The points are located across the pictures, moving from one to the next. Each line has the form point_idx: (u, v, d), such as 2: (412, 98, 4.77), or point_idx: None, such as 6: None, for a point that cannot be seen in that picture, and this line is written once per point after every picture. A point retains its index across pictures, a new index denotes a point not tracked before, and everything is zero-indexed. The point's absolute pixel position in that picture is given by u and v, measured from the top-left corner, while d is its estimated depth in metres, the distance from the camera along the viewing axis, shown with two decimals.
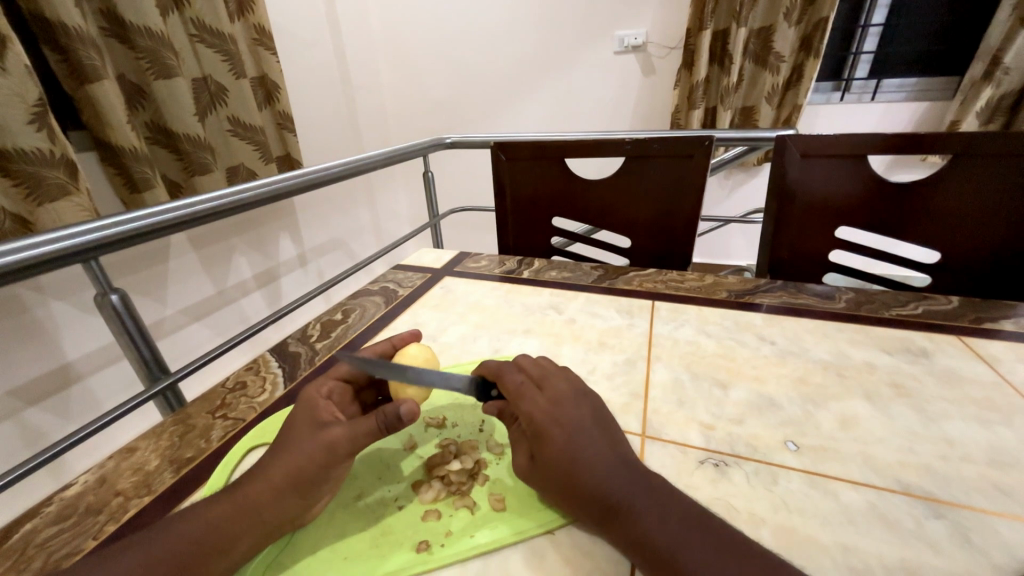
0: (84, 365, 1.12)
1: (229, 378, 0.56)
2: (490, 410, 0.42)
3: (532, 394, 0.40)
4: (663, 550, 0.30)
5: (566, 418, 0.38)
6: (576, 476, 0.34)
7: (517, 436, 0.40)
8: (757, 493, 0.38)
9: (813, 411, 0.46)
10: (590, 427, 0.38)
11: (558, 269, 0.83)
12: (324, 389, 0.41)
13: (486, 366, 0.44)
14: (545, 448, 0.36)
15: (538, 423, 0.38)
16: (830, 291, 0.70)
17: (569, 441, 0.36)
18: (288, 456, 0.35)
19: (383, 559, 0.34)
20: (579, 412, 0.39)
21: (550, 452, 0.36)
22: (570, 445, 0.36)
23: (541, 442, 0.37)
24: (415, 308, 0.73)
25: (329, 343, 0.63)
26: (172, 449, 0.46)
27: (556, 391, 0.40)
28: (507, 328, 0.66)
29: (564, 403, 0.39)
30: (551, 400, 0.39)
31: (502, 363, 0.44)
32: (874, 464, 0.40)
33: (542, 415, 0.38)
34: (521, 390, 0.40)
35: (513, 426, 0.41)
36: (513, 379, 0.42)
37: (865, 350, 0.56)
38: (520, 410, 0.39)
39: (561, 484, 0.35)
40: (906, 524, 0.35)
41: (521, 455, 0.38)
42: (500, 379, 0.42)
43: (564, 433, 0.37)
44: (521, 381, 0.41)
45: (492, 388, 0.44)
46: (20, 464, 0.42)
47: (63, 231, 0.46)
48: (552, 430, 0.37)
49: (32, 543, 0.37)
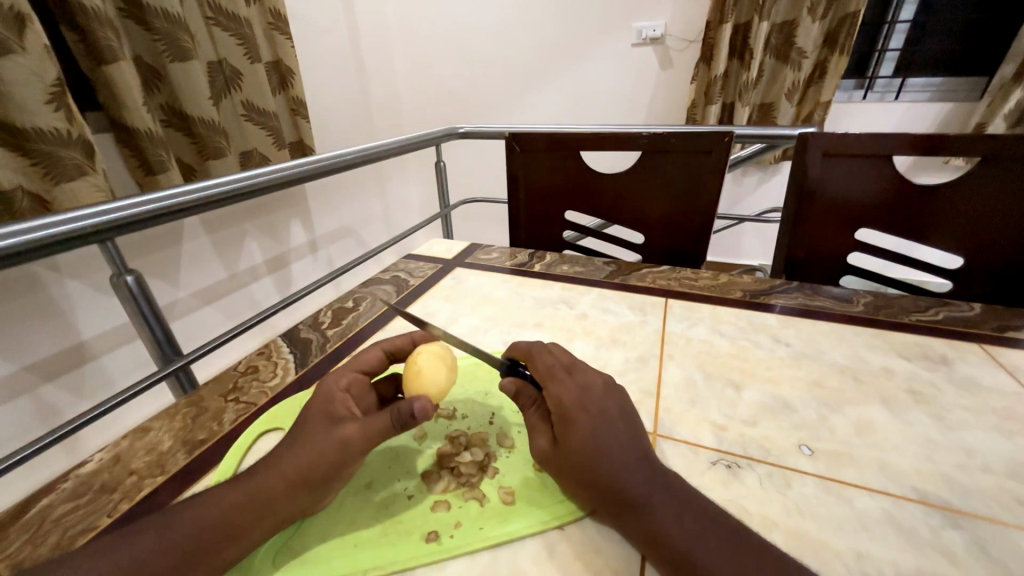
0: (98, 344, 1.13)
1: (241, 363, 0.56)
2: (507, 386, 0.41)
3: (563, 378, 0.39)
4: (674, 543, 0.30)
5: (593, 406, 0.37)
6: (598, 464, 0.34)
7: (538, 420, 0.39)
8: (770, 496, 0.37)
9: (829, 415, 0.46)
10: (617, 418, 0.37)
11: (570, 264, 0.82)
12: (342, 380, 0.41)
13: (516, 346, 0.45)
14: (570, 435, 0.35)
15: (567, 408, 0.36)
16: (849, 295, 0.68)
17: (598, 431, 0.35)
18: (302, 447, 0.35)
19: (391, 549, 0.34)
20: (606, 401, 0.37)
21: (574, 439, 0.35)
22: (596, 434, 0.35)
23: (566, 428, 0.35)
24: (427, 297, 0.73)
25: (340, 331, 0.63)
26: (184, 430, 0.46)
27: (586, 378, 0.39)
28: (519, 321, 0.66)
29: (593, 391, 0.38)
30: (580, 388, 0.38)
31: (534, 345, 0.44)
32: (890, 471, 0.39)
33: (572, 401, 0.37)
34: (551, 373, 0.40)
35: (532, 409, 0.40)
36: (544, 363, 0.41)
37: (883, 355, 0.55)
38: (548, 392, 0.38)
39: (579, 473, 0.34)
40: (923, 533, 0.34)
41: (541, 438, 0.37)
42: (532, 362, 0.42)
43: (592, 422, 0.35)
44: (553, 365, 0.41)
45: (522, 365, 0.45)
46: (38, 438, 0.43)
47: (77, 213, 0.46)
48: (580, 417, 0.36)
49: (48, 518, 0.37)
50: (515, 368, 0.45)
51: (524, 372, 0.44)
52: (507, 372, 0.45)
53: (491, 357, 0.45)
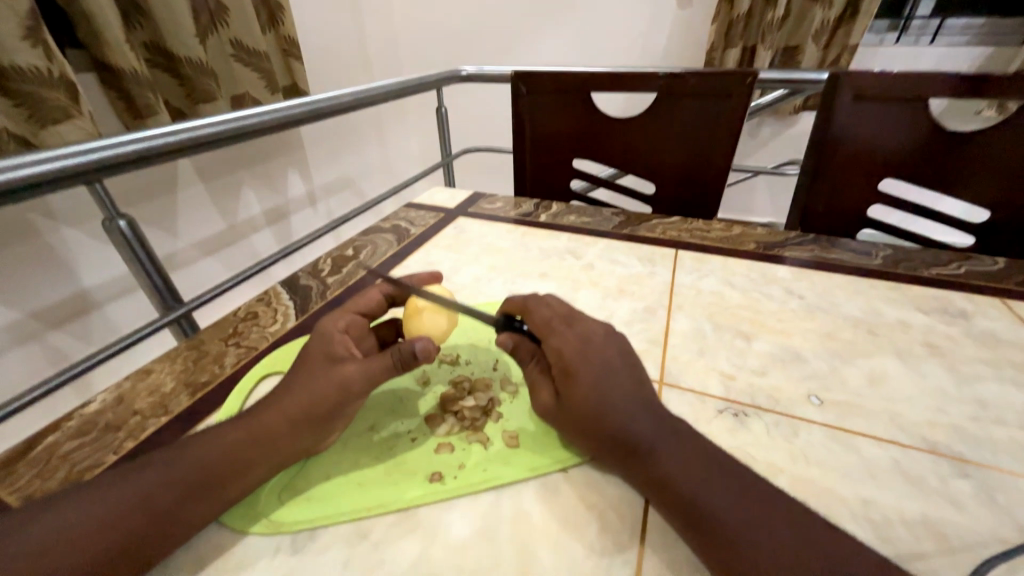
0: (101, 293, 1.13)
1: (241, 308, 0.55)
2: (505, 342, 0.41)
3: (562, 330, 0.38)
4: (683, 490, 0.29)
5: (594, 357, 0.36)
6: (601, 418, 0.33)
7: (539, 375, 0.38)
8: (778, 444, 0.37)
9: (840, 367, 0.45)
10: (619, 366, 0.36)
11: (577, 214, 0.79)
12: (341, 321, 0.40)
13: (512, 301, 0.43)
14: (573, 388, 0.34)
15: (567, 360, 0.36)
16: (868, 248, 0.66)
17: (599, 381, 0.34)
18: (303, 388, 0.35)
19: (395, 488, 0.34)
20: (608, 352, 0.37)
21: (577, 393, 0.34)
22: (598, 384, 0.34)
23: (568, 381, 0.35)
24: (428, 247, 0.70)
25: (340, 279, 0.62)
26: (186, 372, 0.46)
27: (586, 329, 0.38)
28: (523, 271, 0.64)
29: (593, 342, 0.37)
30: (580, 339, 0.37)
31: (529, 296, 0.43)
32: (901, 421, 0.39)
33: (572, 352, 0.36)
34: (550, 326, 0.39)
35: (533, 364, 0.39)
36: (541, 315, 0.40)
37: (899, 309, 0.53)
38: (548, 345, 0.38)
39: (584, 428, 0.33)
40: (931, 481, 0.34)
41: (544, 393, 0.37)
42: (529, 313, 0.41)
43: (593, 373, 0.35)
44: (550, 317, 0.40)
45: (518, 321, 0.42)
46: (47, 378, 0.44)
47: (140, 133, 0.50)
48: (581, 368, 0.35)
49: (55, 453, 0.38)
50: (513, 323, 0.42)
51: (522, 327, 0.42)
52: (505, 327, 0.42)
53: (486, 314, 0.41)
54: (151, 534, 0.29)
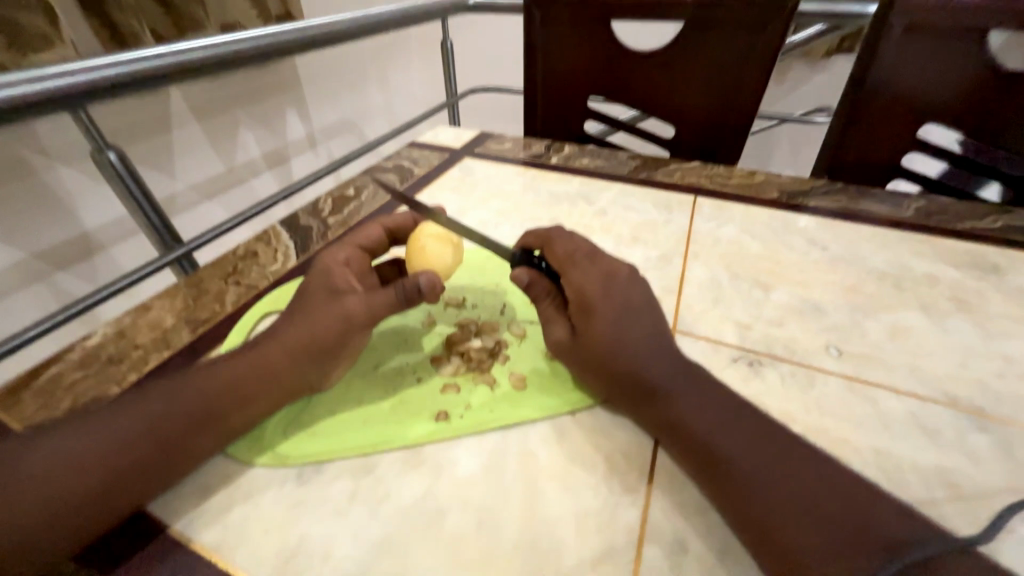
0: (105, 236, 1.07)
1: (240, 246, 0.53)
2: (520, 278, 0.38)
3: (584, 265, 0.37)
4: (697, 432, 0.29)
5: (615, 296, 0.36)
6: (616, 356, 0.33)
7: (553, 311, 0.37)
8: (792, 394, 0.36)
9: (862, 319, 0.43)
10: (641, 307, 0.36)
11: (591, 157, 0.74)
12: (341, 255, 0.38)
13: (533, 234, 0.42)
14: (590, 325, 0.34)
15: (587, 297, 0.35)
16: (898, 199, 0.61)
17: (618, 320, 0.34)
18: (304, 321, 0.34)
19: (400, 424, 0.34)
20: (630, 293, 0.36)
21: (594, 329, 0.34)
22: (616, 322, 0.34)
23: (586, 317, 0.35)
24: (433, 188, 0.67)
25: (341, 219, 0.59)
26: (186, 309, 0.45)
27: (610, 266, 0.38)
28: (532, 216, 0.61)
29: (617, 280, 0.37)
30: (602, 277, 0.37)
31: (552, 229, 0.42)
32: (922, 374, 0.37)
33: (593, 290, 0.36)
34: (572, 260, 0.38)
35: (547, 301, 0.38)
36: (564, 249, 0.39)
37: (928, 262, 0.51)
38: (568, 280, 0.37)
39: (598, 364, 0.33)
40: (949, 435, 0.33)
41: (559, 327, 0.36)
42: (550, 247, 0.40)
43: (612, 312, 0.35)
44: (574, 252, 0.39)
45: (537, 259, 0.40)
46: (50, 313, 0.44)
47: (180, 46, 0.48)
48: (601, 306, 0.35)
49: (60, 384, 0.38)
50: (530, 259, 0.40)
51: (540, 263, 0.40)
52: (522, 262, 0.40)
53: (503, 248, 0.40)
54: (160, 461, 0.29)
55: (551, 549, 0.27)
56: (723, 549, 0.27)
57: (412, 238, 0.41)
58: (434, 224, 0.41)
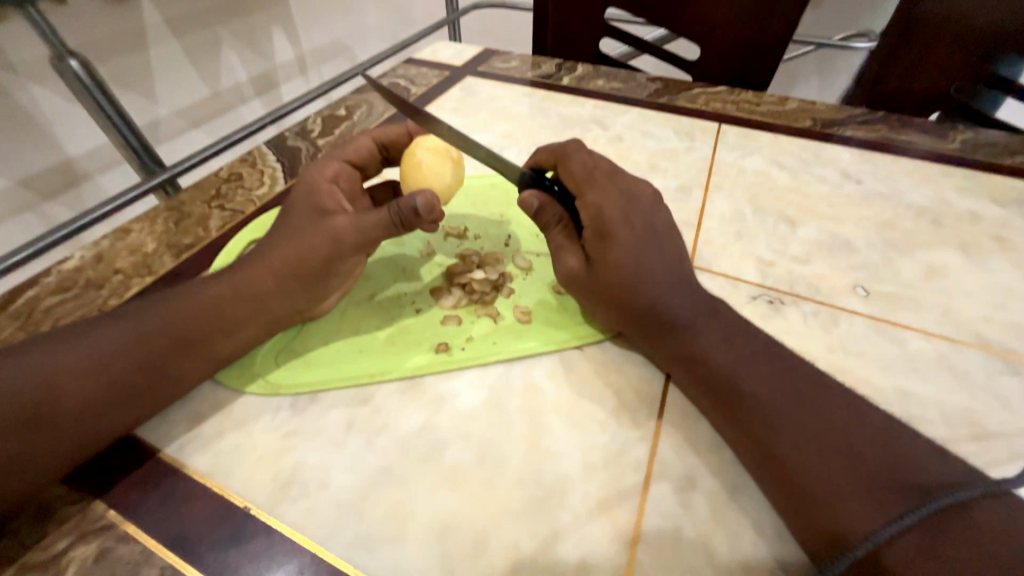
0: (88, 165, 0.81)
1: (223, 169, 0.49)
2: (529, 202, 0.34)
3: (604, 187, 0.34)
4: (718, 365, 0.28)
5: (637, 221, 0.33)
6: (637, 285, 0.31)
7: (566, 239, 0.34)
8: (813, 333, 0.34)
9: (895, 258, 0.40)
10: (663, 235, 0.34)
11: (607, 78, 0.66)
12: (329, 170, 0.35)
13: (544, 151, 0.38)
14: (610, 252, 0.32)
15: (607, 221, 0.32)
16: (944, 129, 0.55)
17: (639, 247, 0.32)
18: (289, 242, 0.31)
19: (398, 357, 0.32)
20: (652, 219, 0.34)
21: (615, 257, 0.31)
22: (637, 250, 0.32)
23: (605, 244, 0.32)
24: (431, 110, 0.61)
25: (332, 142, 0.54)
26: (168, 233, 0.42)
27: (631, 187, 0.35)
28: (540, 142, 0.55)
29: (639, 205, 0.34)
30: (623, 200, 0.34)
31: (568, 145, 0.37)
32: (955, 315, 0.35)
33: (614, 213, 0.33)
34: (590, 181, 0.35)
35: (559, 227, 0.35)
36: (580, 167, 0.35)
37: (972, 198, 0.46)
38: (584, 202, 0.34)
39: (617, 295, 0.31)
40: (978, 377, 0.31)
41: (572, 256, 0.33)
42: (564, 165, 0.36)
43: (633, 238, 0.32)
44: (592, 171, 0.35)
45: (547, 181, 0.36)
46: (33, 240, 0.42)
47: None
48: (621, 231, 0.32)
49: (38, 308, 0.35)
50: (540, 182, 0.36)
51: (552, 187, 0.36)
52: (531, 184, 0.36)
53: (513, 166, 0.35)
54: (141, 383, 0.27)
55: (555, 481, 0.27)
56: (732, 485, 0.26)
57: (406, 153, 0.36)
58: (432, 138, 0.37)
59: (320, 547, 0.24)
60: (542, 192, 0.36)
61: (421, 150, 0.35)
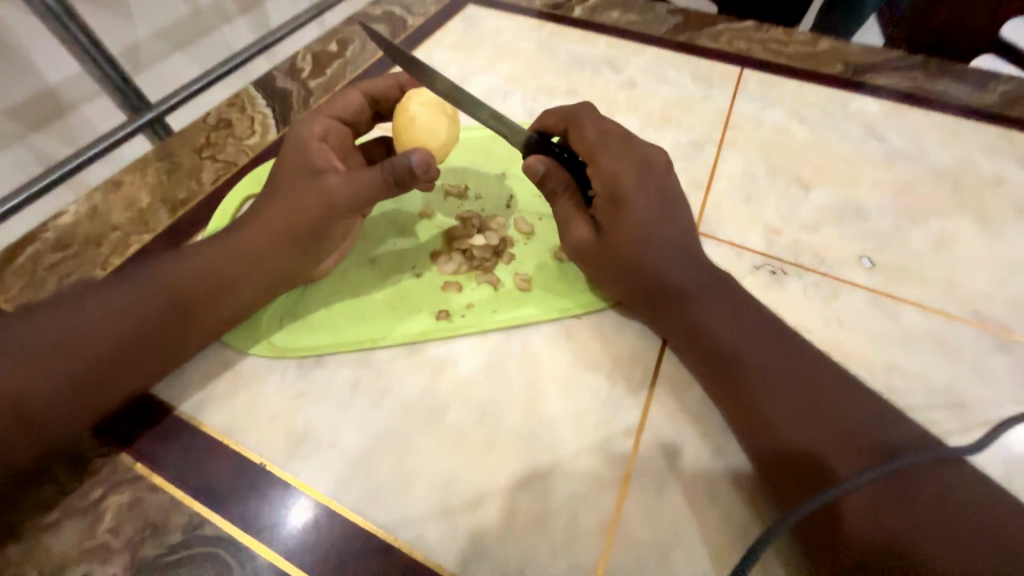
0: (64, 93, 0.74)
1: (211, 114, 0.46)
2: (534, 167, 0.33)
3: (617, 152, 0.32)
4: (720, 340, 0.29)
5: (651, 190, 0.32)
6: (644, 257, 0.31)
7: (573, 208, 0.33)
8: (811, 305, 0.34)
9: (907, 227, 0.39)
10: (677, 205, 0.33)
11: (623, 8, 0.60)
12: (317, 127, 0.33)
13: (553, 114, 0.35)
14: (620, 222, 0.31)
15: (619, 189, 0.31)
16: (984, 78, 0.50)
17: (649, 217, 0.31)
18: (282, 203, 0.30)
19: (399, 323, 0.32)
20: (665, 187, 0.33)
21: (624, 228, 0.31)
22: (647, 220, 0.31)
23: (615, 214, 0.31)
24: (429, 46, 0.56)
25: (324, 83, 0.50)
26: (160, 187, 0.41)
27: (646, 151, 0.33)
28: (546, 87, 0.52)
29: (653, 172, 0.33)
30: (637, 167, 0.32)
31: (579, 107, 0.35)
32: (957, 290, 0.35)
33: (627, 181, 0.32)
34: (603, 145, 0.33)
35: (566, 197, 0.33)
36: (592, 131, 0.33)
37: (999, 160, 0.44)
38: (596, 167, 0.32)
39: (623, 266, 0.31)
40: (968, 354, 0.32)
41: (580, 225, 0.32)
42: (573, 128, 0.34)
43: (645, 208, 0.31)
44: (606, 134, 0.33)
45: (555, 147, 0.34)
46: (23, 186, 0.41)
47: None
48: (633, 199, 0.31)
49: (40, 266, 0.36)
50: (547, 147, 0.34)
51: (561, 152, 0.34)
52: (538, 150, 0.34)
53: (518, 130, 0.33)
54: (143, 347, 0.28)
55: (549, 443, 0.28)
56: (715, 451, 0.28)
57: (399, 107, 0.34)
58: (426, 91, 0.34)
59: (333, 499, 0.27)
60: (548, 158, 0.34)
61: (414, 105, 0.33)
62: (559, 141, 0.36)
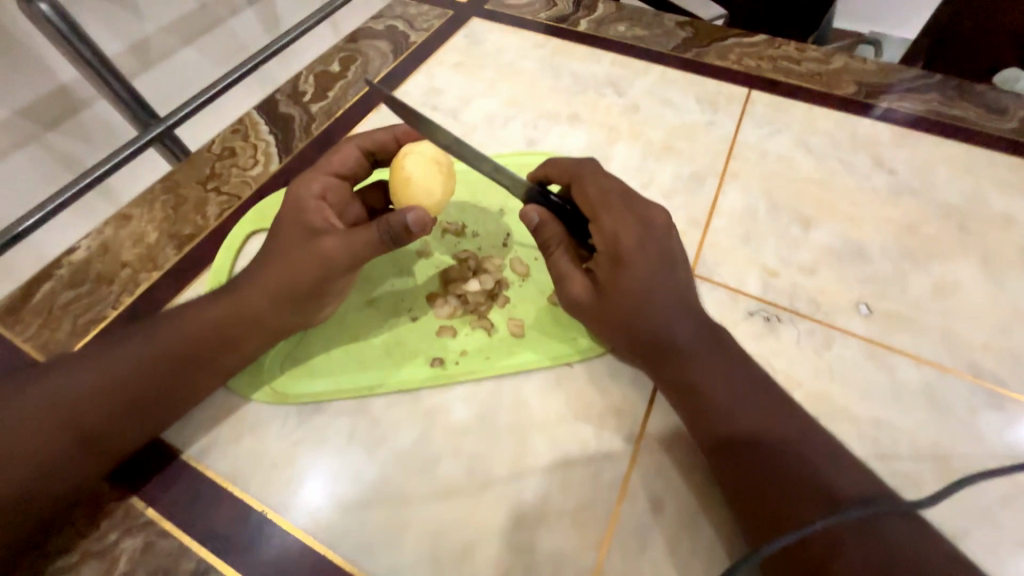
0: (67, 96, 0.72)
1: (215, 142, 0.47)
2: (529, 217, 0.34)
3: (619, 210, 0.33)
4: (716, 403, 0.29)
5: (653, 249, 0.32)
6: (643, 317, 0.31)
7: (573, 262, 0.34)
8: (803, 355, 0.34)
9: (908, 270, 0.38)
10: (679, 265, 0.33)
11: (629, 22, 0.58)
12: (316, 185, 0.34)
13: (554, 164, 0.36)
14: (620, 280, 0.31)
15: (620, 249, 0.32)
16: (1005, 102, 0.48)
17: (650, 277, 0.31)
18: (282, 262, 0.31)
19: (395, 369, 0.33)
20: (667, 247, 0.33)
21: (623, 286, 0.31)
22: (647, 279, 0.31)
23: (614, 272, 0.32)
24: (431, 65, 0.55)
25: (326, 108, 0.50)
26: (167, 221, 0.42)
27: (648, 210, 0.33)
28: (548, 111, 0.51)
29: (655, 231, 0.33)
30: (639, 226, 0.32)
31: (583, 164, 0.35)
32: (953, 341, 0.34)
33: (628, 241, 0.32)
34: (604, 203, 0.33)
35: (566, 249, 0.34)
36: (595, 188, 0.34)
37: (1010, 196, 0.43)
38: (597, 225, 0.33)
39: (621, 325, 0.31)
40: (958, 411, 0.32)
41: (579, 280, 0.33)
42: (575, 184, 0.35)
43: (645, 268, 0.32)
44: (608, 191, 0.33)
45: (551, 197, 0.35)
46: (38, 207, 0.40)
47: None
48: (634, 259, 0.32)
49: (55, 304, 0.37)
50: (544, 196, 0.35)
51: (562, 205, 0.35)
52: (538, 200, 0.35)
53: (519, 180, 0.34)
54: (154, 402, 0.29)
55: (535, 495, 0.30)
56: (696, 508, 0.29)
57: (396, 162, 0.34)
58: (425, 144, 0.35)
59: (328, 548, 0.28)
60: (546, 207, 0.35)
61: (410, 163, 0.33)
62: (561, 193, 0.37)
